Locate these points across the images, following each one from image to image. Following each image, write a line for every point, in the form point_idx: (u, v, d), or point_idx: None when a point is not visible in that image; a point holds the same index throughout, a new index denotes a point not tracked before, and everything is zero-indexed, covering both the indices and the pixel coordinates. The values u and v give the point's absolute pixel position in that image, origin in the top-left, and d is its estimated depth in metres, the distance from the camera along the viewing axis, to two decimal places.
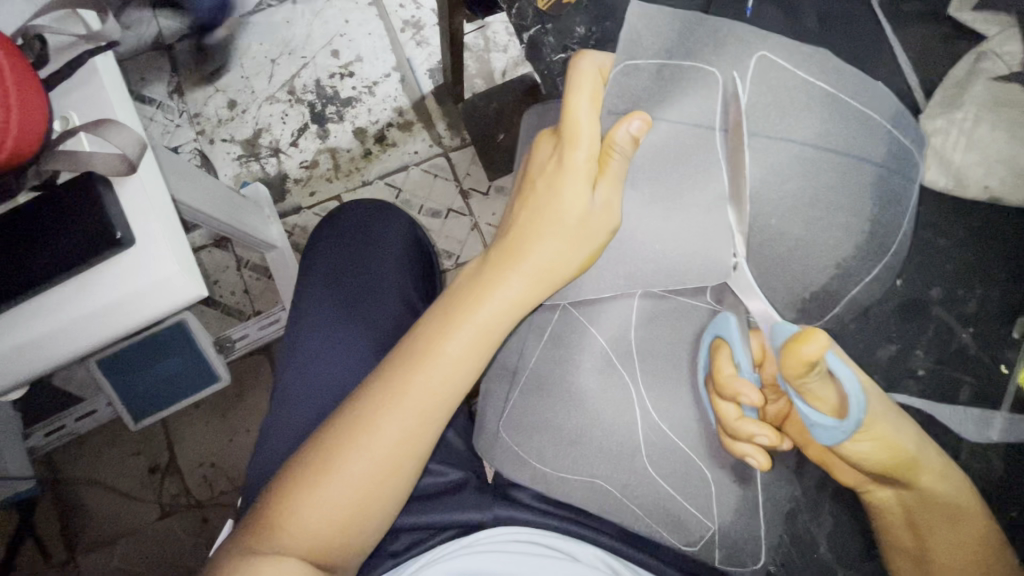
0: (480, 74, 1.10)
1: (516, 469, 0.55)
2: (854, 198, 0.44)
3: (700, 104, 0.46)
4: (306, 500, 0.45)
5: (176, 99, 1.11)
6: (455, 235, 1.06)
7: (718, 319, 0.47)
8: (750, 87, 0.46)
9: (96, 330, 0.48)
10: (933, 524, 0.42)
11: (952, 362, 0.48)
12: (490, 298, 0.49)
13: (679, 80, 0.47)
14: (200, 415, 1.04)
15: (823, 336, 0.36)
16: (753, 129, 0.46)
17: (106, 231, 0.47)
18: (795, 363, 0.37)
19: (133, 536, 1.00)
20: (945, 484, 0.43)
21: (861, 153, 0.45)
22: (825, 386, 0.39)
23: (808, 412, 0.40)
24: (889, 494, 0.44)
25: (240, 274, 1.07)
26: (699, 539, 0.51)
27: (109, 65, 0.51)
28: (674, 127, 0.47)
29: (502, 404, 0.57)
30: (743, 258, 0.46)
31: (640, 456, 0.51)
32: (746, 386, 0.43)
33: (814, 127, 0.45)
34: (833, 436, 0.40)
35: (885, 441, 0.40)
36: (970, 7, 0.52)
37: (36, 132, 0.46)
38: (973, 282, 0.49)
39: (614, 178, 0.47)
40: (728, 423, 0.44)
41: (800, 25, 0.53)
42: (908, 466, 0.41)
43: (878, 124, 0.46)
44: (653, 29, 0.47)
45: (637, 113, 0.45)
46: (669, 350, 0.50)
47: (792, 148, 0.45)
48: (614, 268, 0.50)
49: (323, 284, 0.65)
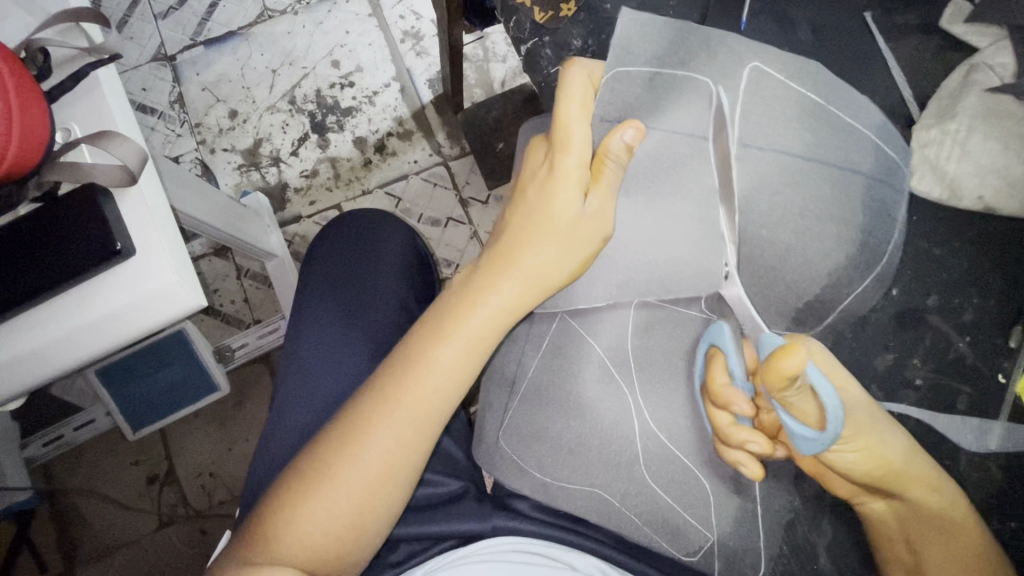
0: (479, 84, 1.11)
1: (516, 480, 0.55)
2: (842, 208, 0.46)
3: (692, 115, 0.47)
4: (301, 511, 0.45)
5: (177, 108, 1.12)
6: (454, 244, 1.07)
7: (712, 327, 0.48)
8: (743, 100, 0.47)
9: (96, 340, 0.48)
10: (926, 537, 0.43)
11: (951, 372, 0.48)
12: (483, 305, 0.49)
13: (671, 90, 0.48)
14: (199, 424, 1.03)
15: (803, 350, 0.37)
16: (744, 140, 0.47)
17: (104, 241, 0.47)
18: (777, 377, 0.37)
19: (132, 546, 1.00)
20: (937, 497, 0.43)
21: (849, 165, 0.47)
22: (809, 400, 0.40)
23: (791, 422, 0.41)
24: (883, 506, 0.45)
25: (240, 282, 1.07)
26: (698, 549, 0.51)
27: (110, 77, 0.51)
28: (668, 135, 0.48)
29: (501, 414, 0.57)
30: (735, 267, 0.46)
31: (639, 464, 0.51)
32: (737, 395, 0.44)
33: (803, 139, 0.46)
34: (812, 447, 0.40)
35: (872, 452, 0.41)
36: (962, 20, 0.52)
37: (37, 145, 0.46)
38: (970, 291, 0.48)
39: (607, 186, 0.47)
40: (721, 430, 0.45)
41: (794, 37, 0.54)
42: (895, 477, 0.42)
43: (865, 137, 0.47)
44: (645, 37, 0.48)
45: (631, 121, 0.46)
46: (666, 360, 0.50)
47: (779, 159, 0.46)
48: (608, 276, 0.50)
49: (319, 292, 0.65)
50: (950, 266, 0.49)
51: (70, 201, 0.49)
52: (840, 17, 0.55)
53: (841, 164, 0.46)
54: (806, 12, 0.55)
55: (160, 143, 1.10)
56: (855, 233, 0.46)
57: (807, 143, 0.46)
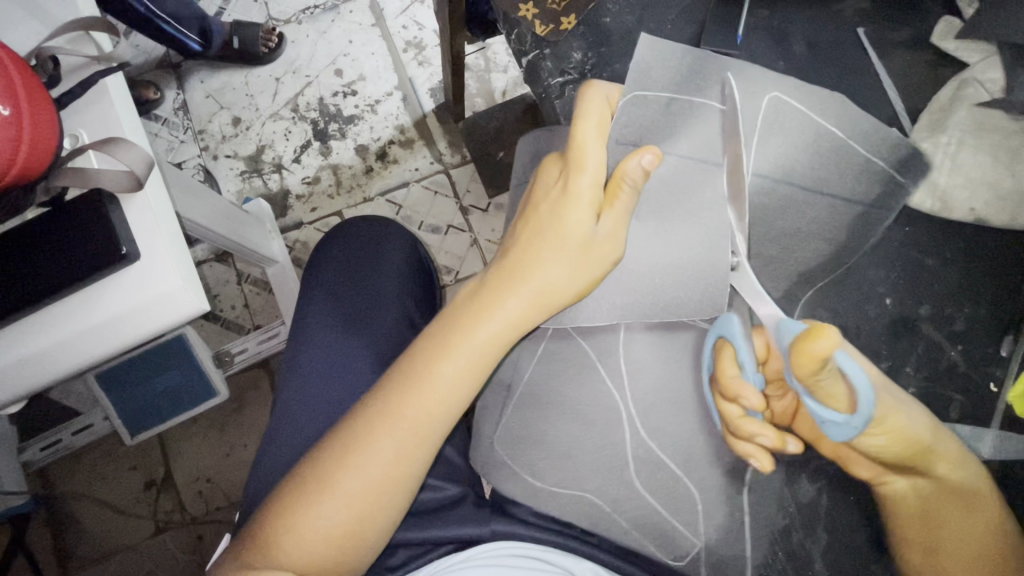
0: (480, 93, 1.13)
1: (507, 483, 0.55)
2: (825, 229, 0.48)
3: (706, 140, 0.48)
4: (301, 519, 0.46)
5: (181, 115, 1.13)
6: (454, 252, 1.08)
7: (720, 318, 0.47)
8: (761, 130, 0.49)
9: (97, 346, 0.49)
10: (950, 516, 0.42)
11: (942, 381, 0.49)
12: (487, 320, 0.49)
13: (686, 115, 0.49)
14: (198, 429, 1.04)
15: (833, 332, 0.37)
16: (758, 169, 0.48)
17: (111, 245, 0.48)
18: (806, 362, 0.38)
19: (127, 552, 1.00)
20: (959, 471, 0.43)
21: (834, 191, 0.48)
22: (836, 384, 0.40)
23: (818, 408, 0.41)
24: (905, 485, 0.44)
25: (241, 288, 1.08)
26: (686, 554, 0.51)
27: (119, 85, 0.52)
28: (681, 161, 0.48)
29: (497, 415, 0.57)
30: (744, 257, 0.47)
31: (629, 470, 0.52)
32: (748, 388, 0.43)
33: (782, 161, 0.48)
34: (845, 432, 0.41)
35: (899, 435, 0.41)
36: (953, 35, 0.53)
37: (47, 150, 0.47)
38: (962, 300, 0.49)
39: (621, 211, 0.48)
40: (732, 422, 0.44)
41: (789, 52, 0.55)
42: (923, 454, 0.42)
43: (851, 156, 0.48)
44: (662, 63, 0.50)
45: (649, 147, 0.46)
46: (657, 366, 0.52)
47: (755, 181, 0.48)
48: (613, 298, 0.51)
49: (325, 301, 0.65)
50: (944, 276, 0.50)
51: (76, 208, 0.49)
52: (835, 32, 0.56)
53: (823, 189, 0.48)
54: (800, 26, 0.56)
55: (164, 149, 1.11)
56: (834, 250, 0.48)
57: (799, 171, 0.48)
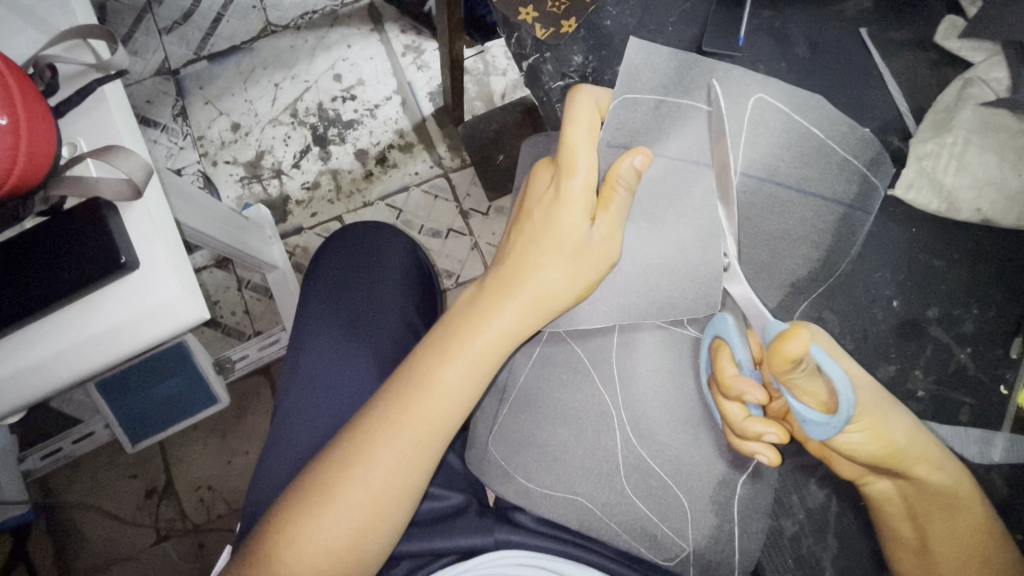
0: (480, 97, 1.12)
1: (502, 486, 0.54)
2: (826, 234, 0.48)
3: (694, 143, 0.47)
4: (301, 532, 0.45)
5: (180, 121, 1.13)
6: (455, 255, 1.07)
7: (715, 318, 0.47)
8: (748, 130, 0.48)
9: (96, 355, 0.48)
10: (931, 514, 0.43)
11: (951, 384, 0.49)
12: (486, 327, 0.48)
13: (676, 117, 0.47)
14: (200, 436, 1.03)
15: (806, 334, 0.37)
16: (745, 169, 0.47)
17: (109, 254, 0.47)
18: (780, 361, 0.37)
19: (128, 561, 1.00)
20: (940, 474, 0.42)
21: (832, 194, 0.48)
22: (813, 381, 0.40)
23: (798, 407, 0.40)
24: (888, 485, 0.44)
25: (241, 293, 1.07)
26: (675, 556, 0.51)
27: (118, 93, 0.52)
28: (672, 163, 0.47)
29: (491, 419, 0.56)
30: (734, 257, 0.46)
31: (619, 477, 0.51)
32: (749, 384, 0.42)
33: (778, 164, 0.47)
34: (825, 431, 0.40)
35: (877, 431, 0.40)
36: (957, 35, 0.53)
37: (45, 158, 0.47)
38: (970, 301, 0.49)
39: (615, 214, 0.47)
40: (735, 422, 0.44)
41: (791, 53, 0.55)
42: (901, 456, 0.41)
43: (848, 164, 0.48)
44: (650, 66, 0.48)
45: (639, 149, 0.45)
46: (654, 372, 0.51)
47: (744, 182, 0.47)
48: (608, 299, 0.50)
49: (323, 308, 0.65)
50: (950, 277, 0.49)
51: (74, 216, 0.49)
52: (838, 34, 0.55)
53: (824, 193, 0.48)
54: (803, 28, 0.56)
55: (163, 155, 1.11)
56: (837, 255, 0.48)
57: (798, 176, 0.47)
